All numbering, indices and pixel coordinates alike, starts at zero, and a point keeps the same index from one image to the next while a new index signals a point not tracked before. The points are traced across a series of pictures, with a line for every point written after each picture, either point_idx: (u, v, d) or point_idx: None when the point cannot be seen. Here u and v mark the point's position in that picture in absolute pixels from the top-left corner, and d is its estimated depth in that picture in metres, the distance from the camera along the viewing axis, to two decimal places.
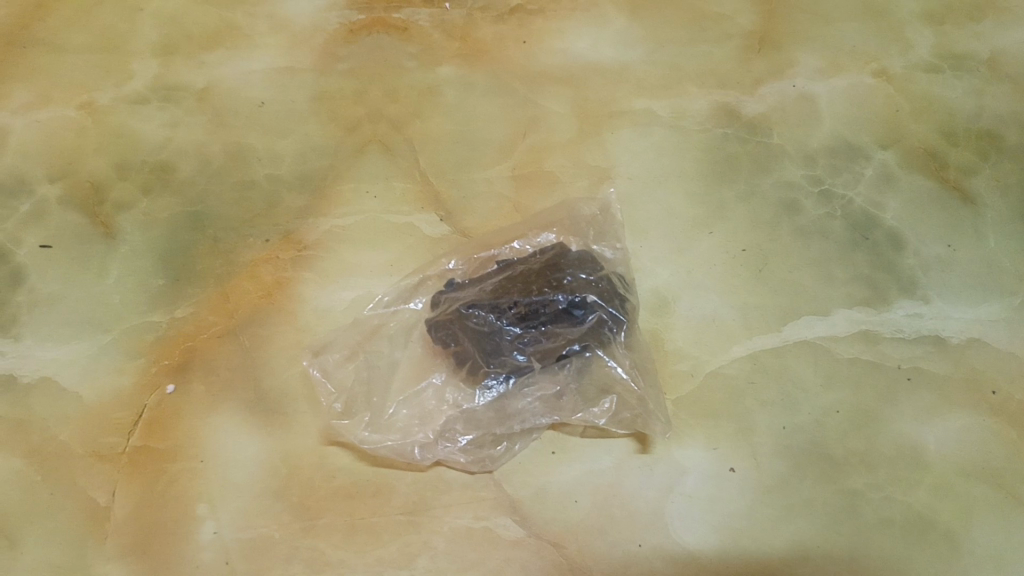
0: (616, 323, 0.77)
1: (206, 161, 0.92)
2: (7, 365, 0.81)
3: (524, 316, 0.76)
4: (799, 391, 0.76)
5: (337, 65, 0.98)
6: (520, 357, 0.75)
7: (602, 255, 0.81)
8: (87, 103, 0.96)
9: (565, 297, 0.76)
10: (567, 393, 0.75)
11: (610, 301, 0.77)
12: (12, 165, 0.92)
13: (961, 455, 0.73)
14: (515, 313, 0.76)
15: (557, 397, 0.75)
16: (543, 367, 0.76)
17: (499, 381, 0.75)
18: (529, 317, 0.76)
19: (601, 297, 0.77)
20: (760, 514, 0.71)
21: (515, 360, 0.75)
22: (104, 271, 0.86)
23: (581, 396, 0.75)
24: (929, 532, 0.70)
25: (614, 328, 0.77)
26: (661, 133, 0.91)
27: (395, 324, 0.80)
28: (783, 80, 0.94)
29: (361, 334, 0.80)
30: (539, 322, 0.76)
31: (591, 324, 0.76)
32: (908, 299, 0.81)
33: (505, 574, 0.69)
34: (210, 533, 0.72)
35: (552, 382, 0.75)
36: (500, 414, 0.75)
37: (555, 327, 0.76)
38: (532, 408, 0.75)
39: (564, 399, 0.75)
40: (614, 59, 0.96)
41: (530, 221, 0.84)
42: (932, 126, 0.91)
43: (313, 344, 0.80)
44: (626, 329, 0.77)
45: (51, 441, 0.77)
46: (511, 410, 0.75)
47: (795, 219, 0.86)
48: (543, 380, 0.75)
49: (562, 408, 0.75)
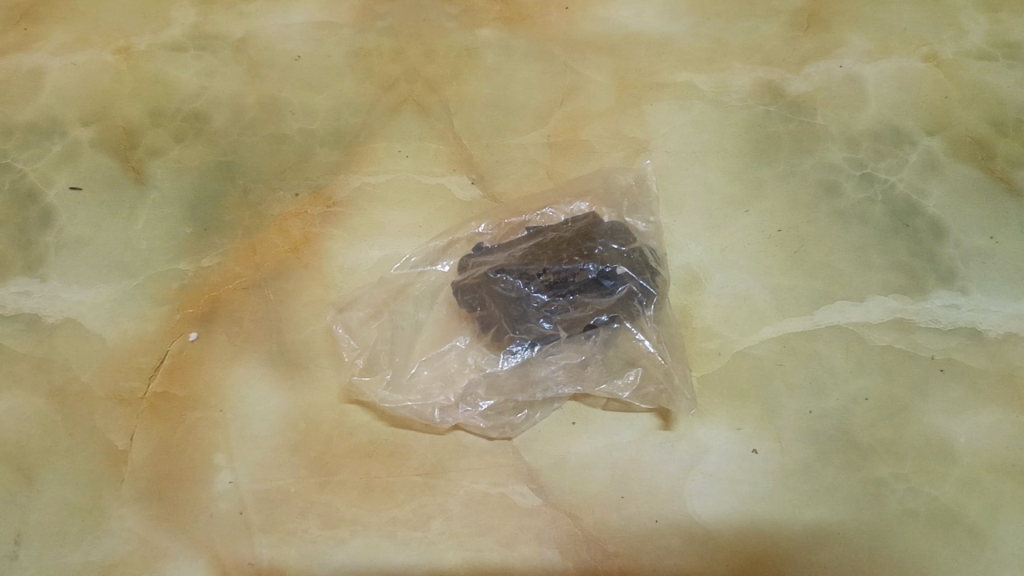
0: (647, 295, 0.75)
1: (239, 112, 0.91)
2: (33, 304, 0.81)
3: (553, 284, 0.74)
4: (829, 376, 0.75)
5: (375, 22, 0.96)
6: (546, 327, 0.74)
7: (636, 227, 0.79)
8: (124, 48, 0.96)
9: (596, 266, 0.75)
10: (591, 363, 0.74)
11: (642, 272, 0.76)
12: (47, 106, 0.92)
13: (992, 450, 0.72)
14: (543, 280, 0.74)
15: (582, 366, 0.74)
16: (570, 336, 0.74)
17: (522, 349, 0.74)
18: (557, 285, 0.74)
19: (633, 269, 0.75)
20: (781, 498, 0.70)
21: (540, 329, 0.74)
22: (133, 216, 0.85)
23: (604, 366, 0.74)
24: (955, 527, 0.69)
25: (643, 300, 0.75)
26: (702, 107, 0.89)
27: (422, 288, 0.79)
28: (830, 59, 0.92)
29: (390, 295, 0.79)
30: (567, 292, 0.74)
31: (620, 295, 0.75)
32: (945, 289, 0.79)
33: (519, 542, 0.69)
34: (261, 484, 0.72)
35: (578, 352, 0.74)
36: (521, 383, 0.74)
37: (583, 297, 0.74)
38: (555, 378, 0.74)
39: (588, 368, 0.74)
40: (658, 29, 0.94)
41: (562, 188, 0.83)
42: (982, 115, 0.88)
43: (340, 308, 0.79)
44: (656, 302, 0.75)
45: (73, 382, 0.77)
46: (531, 379, 0.74)
47: (834, 202, 0.84)
48: (569, 350, 0.74)
49: (586, 377, 0.74)
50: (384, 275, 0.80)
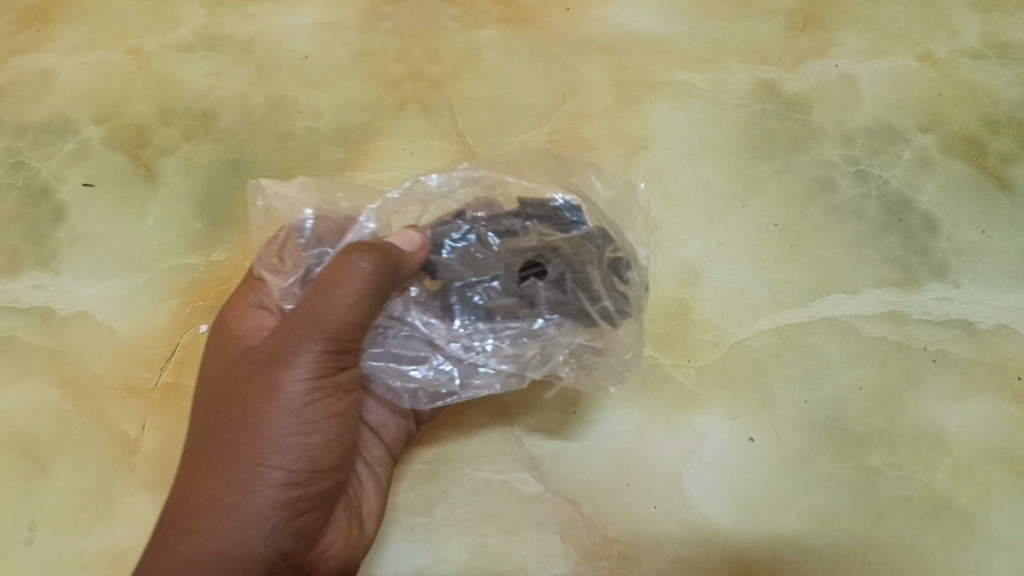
0: (614, 267, 0.67)
1: (248, 112, 0.93)
2: (47, 298, 0.83)
3: (509, 245, 0.67)
4: (824, 367, 0.77)
5: (380, 23, 0.98)
6: (489, 290, 0.66)
7: (591, 187, 0.73)
8: (134, 49, 0.97)
9: (557, 227, 0.67)
10: (543, 330, 0.66)
11: (610, 241, 0.67)
12: (59, 105, 0.94)
13: (982, 438, 0.74)
14: (499, 241, 0.67)
15: (533, 333, 0.66)
16: (522, 298, 0.66)
17: (463, 312, 0.66)
18: (513, 247, 0.67)
19: (603, 238, 0.67)
20: (776, 485, 0.73)
21: (483, 293, 0.66)
22: (144, 212, 0.87)
23: (557, 333, 0.66)
24: (947, 513, 0.72)
25: (609, 271, 0.67)
26: (700, 106, 0.91)
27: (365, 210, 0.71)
28: (825, 59, 0.93)
29: (329, 228, 0.74)
30: (523, 252, 0.67)
31: (587, 265, 0.66)
32: (938, 283, 0.81)
33: (522, 527, 0.73)
34: (377, 449, 0.72)
35: (530, 320, 0.66)
36: (458, 348, 0.67)
37: (545, 257, 0.66)
38: (498, 348, 0.66)
39: (538, 334, 0.66)
40: (657, 31, 0.96)
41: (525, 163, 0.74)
42: (974, 113, 0.90)
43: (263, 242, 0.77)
44: (615, 290, 0.67)
45: (85, 373, 0.79)
46: (469, 345, 0.66)
47: (829, 198, 0.86)
48: (518, 316, 0.66)
49: (533, 345, 0.67)
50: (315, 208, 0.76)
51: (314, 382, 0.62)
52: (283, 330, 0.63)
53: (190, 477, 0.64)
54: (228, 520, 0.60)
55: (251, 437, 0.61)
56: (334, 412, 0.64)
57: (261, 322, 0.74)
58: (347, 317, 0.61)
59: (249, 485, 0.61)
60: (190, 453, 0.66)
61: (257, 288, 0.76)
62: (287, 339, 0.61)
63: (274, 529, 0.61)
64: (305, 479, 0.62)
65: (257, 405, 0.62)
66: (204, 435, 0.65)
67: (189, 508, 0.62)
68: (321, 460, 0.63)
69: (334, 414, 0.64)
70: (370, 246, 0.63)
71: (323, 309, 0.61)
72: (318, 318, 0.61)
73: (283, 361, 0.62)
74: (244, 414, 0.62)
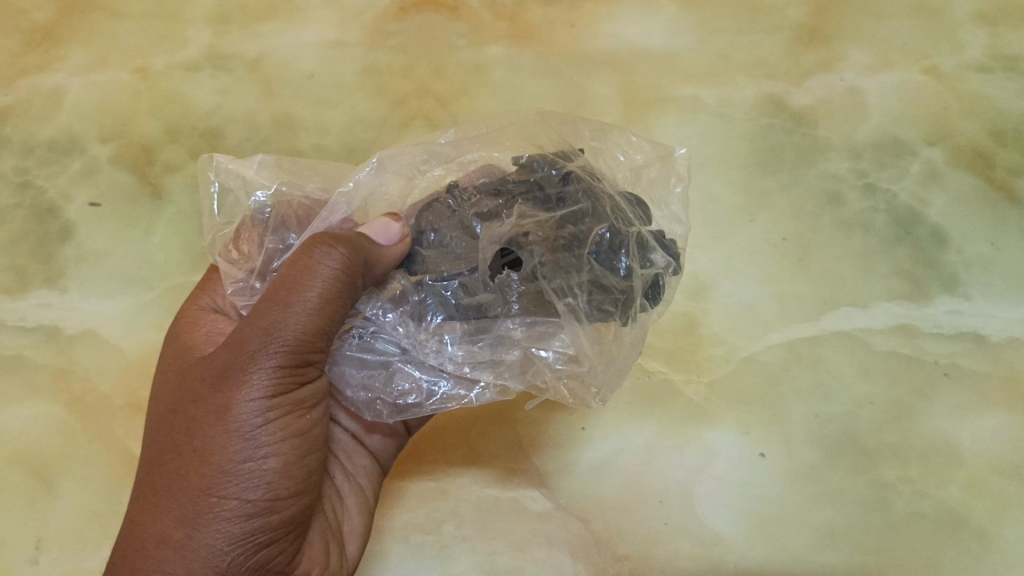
0: (609, 251, 0.58)
1: (255, 129, 0.93)
2: (54, 317, 0.83)
3: (487, 229, 0.58)
4: (835, 381, 0.76)
5: (386, 40, 0.98)
6: (460, 287, 0.59)
7: (612, 159, 0.67)
8: (141, 68, 0.97)
9: (544, 206, 0.59)
10: (521, 332, 0.59)
11: (604, 220, 0.59)
12: (66, 124, 0.94)
13: (996, 452, 0.74)
14: (479, 226, 0.59)
15: (508, 336, 0.59)
16: (498, 293, 0.58)
17: (432, 312, 0.58)
18: (490, 233, 0.58)
19: (595, 215, 0.59)
20: (788, 499, 0.73)
21: (454, 288, 0.59)
22: (150, 229, 0.87)
23: (537, 336, 0.59)
24: (961, 528, 0.71)
25: (602, 257, 0.58)
26: (706, 120, 0.91)
27: (338, 193, 0.64)
28: (832, 73, 0.93)
29: (294, 211, 0.66)
30: (501, 238, 0.58)
31: (577, 246, 0.58)
32: (949, 296, 0.81)
33: (531, 545, 0.72)
34: (362, 458, 0.70)
35: (505, 320, 0.59)
36: (424, 354, 0.59)
37: (527, 240, 0.58)
38: (468, 353, 0.59)
39: (514, 337, 0.59)
40: (663, 46, 0.95)
41: (536, 133, 0.67)
42: (982, 126, 0.90)
43: (221, 230, 0.67)
44: (614, 269, 0.58)
45: (92, 391, 0.80)
46: (435, 349, 0.59)
47: (838, 211, 0.85)
48: (492, 315, 0.58)
49: (509, 351, 0.59)
50: (280, 188, 0.67)
51: (270, 402, 0.53)
52: (234, 342, 0.54)
53: (134, 512, 0.55)
54: (178, 556, 0.51)
55: (199, 462, 0.53)
56: (294, 433, 0.55)
57: (218, 327, 0.65)
58: (305, 326, 0.53)
59: (202, 514, 0.52)
60: (136, 483, 0.57)
61: (212, 292, 0.70)
62: (237, 353, 0.53)
63: (235, 564, 0.53)
64: (269, 508, 0.54)
65: (202, 425, 0.53)
66: (151, 463, 0.56)
67: (135, 542, 0.53)
68: (287, 485, 0.55)
69: (293, 435, 0.55)
70: (334, 241, 0.55)
71: (279, 318, 0.53)
72: (273, 329, 0.53)
73: (233, 378, 0.53)
74: (191, 436, 0.53)
